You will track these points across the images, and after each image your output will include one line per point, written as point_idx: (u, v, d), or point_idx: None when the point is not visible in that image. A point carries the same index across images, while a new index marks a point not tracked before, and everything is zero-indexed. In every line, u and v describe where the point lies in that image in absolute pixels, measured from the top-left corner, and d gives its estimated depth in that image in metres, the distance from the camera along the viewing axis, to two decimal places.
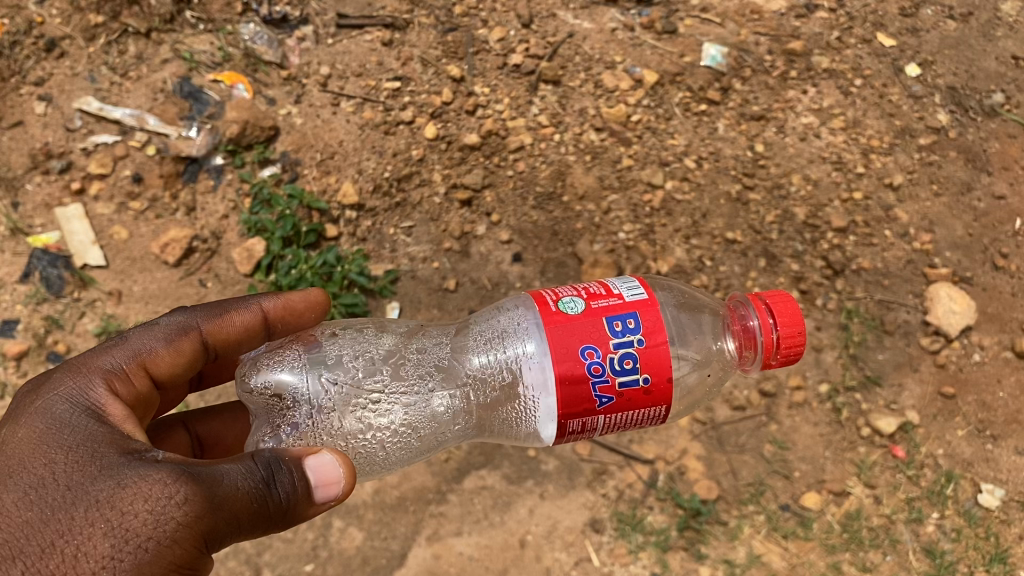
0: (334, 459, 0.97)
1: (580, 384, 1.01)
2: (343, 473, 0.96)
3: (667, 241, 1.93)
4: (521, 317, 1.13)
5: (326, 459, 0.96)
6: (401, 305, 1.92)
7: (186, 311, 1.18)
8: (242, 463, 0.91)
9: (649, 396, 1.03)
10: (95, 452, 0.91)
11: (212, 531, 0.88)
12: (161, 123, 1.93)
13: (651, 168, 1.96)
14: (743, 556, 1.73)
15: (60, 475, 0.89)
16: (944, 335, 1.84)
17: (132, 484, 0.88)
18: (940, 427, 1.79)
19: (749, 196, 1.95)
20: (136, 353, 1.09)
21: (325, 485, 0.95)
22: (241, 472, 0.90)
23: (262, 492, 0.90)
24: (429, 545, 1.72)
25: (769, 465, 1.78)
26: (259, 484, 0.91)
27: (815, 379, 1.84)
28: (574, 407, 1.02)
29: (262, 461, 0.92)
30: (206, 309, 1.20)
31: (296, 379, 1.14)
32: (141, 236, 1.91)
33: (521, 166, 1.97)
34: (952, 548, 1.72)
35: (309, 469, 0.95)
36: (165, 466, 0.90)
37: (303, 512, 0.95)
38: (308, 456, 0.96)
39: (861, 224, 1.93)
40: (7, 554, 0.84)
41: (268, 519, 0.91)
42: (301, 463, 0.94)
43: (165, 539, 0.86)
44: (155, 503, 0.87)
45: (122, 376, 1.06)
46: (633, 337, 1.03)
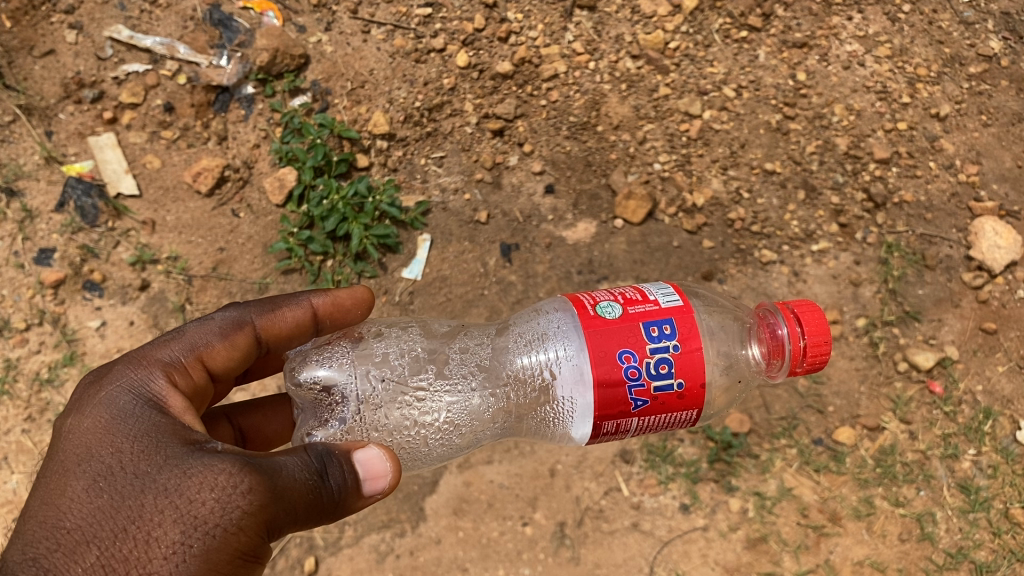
0: (380, 453, 0.98)
1: (617, 387, 1.00)
2: (389, 467, 0.97)
3: (704, 172, 1.91)
4: (558, 320, 1.12)
5: (373, 453, 0.97)
6: (432, 237, 1.90)
7: (241, 307, 1.20)
8: (298, 455, 0.92)
9: (682, 400, 1.02)
10: (159, 442, 0.92)
11: (272, 520, 0.88)
12: (191, 52, 1.91)
13: (689, 97, 1.92)
14: (774, 489, 1.68)
15: (126, 464, 0.90)
16: (987, 271, 1.79)
17: (197, 472, 0.89)
18: (980, 362, 1.75)
19: (790, 126, 1.90)
20: (193, 344, 1.11)
21: (375, 476, 0.97)
22: (299, 462, 0.91)
23: (317, 484, 0.91)
24: (460, 472, 1.69)
25: (802, 400, 1.74)
26: (316, 474, 0.92)
27: (852, 314, 1.81)
28: (610, 409, 1.01)
29: (316, 452, 0.94)
30: (261, 305, 1.22)
31: (345, 377, 1.16)
32: (174, 165, 1.92)
33: (555, 95, 1.94)
34: (988, 484, 1.66)
35: (358, 460, 0.96)
36: (227, 455, 0.91)
37: (352, 505, 0.95)
38: (356, 449, 0.97)
39: (904, 156, 1.87)
40: (81, 540, 0.86)
41: (324, 510, 0.92)
42: (350, 457, 0.96)
43: (228, 526, 0.86)
44: (220, 490, 0.87)
45: (182, 368, 1.07)
46: (670, 342, 1.02)
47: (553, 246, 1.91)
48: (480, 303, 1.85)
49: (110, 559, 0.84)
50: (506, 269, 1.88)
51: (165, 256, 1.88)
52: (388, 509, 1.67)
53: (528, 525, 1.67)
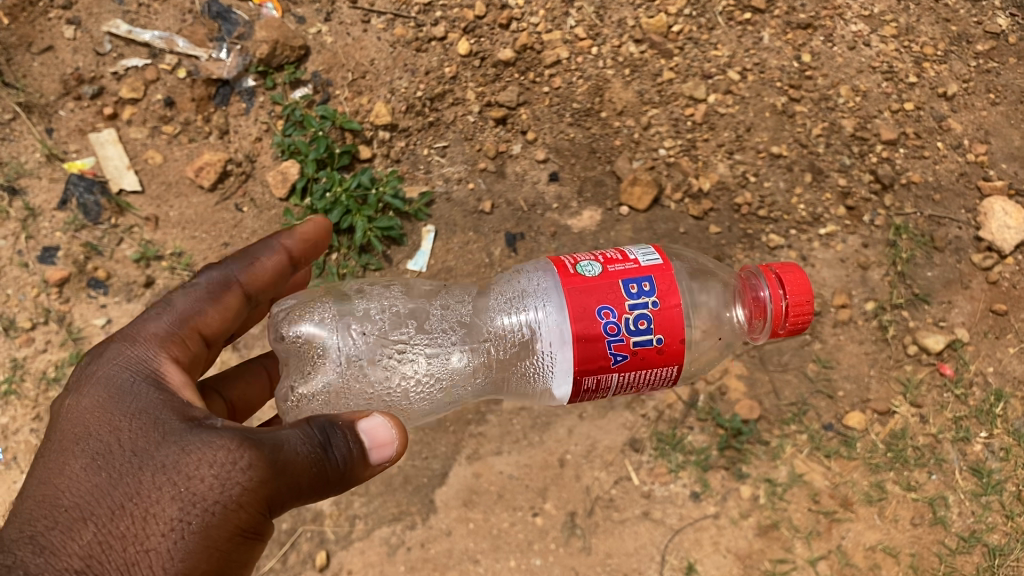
0: (384, 420, 0.98)
1: (597, 341, 1.04)
2: (395, 435, 0.97)
3: (710, 156, 1.90)
4: (540, 279, 1.17)
5: (376, 421, 0.97)
6: (436, 228, 1.90)
7: (222, 266, 1.19)
8: (300, 428, 0.94)
9: (662, 356, 1.06)
10: (157, 418, 0.95)
11: (272, 495, 0.90)
12: (190, 46, 1.90)
13: (693, 81, 1.90)
14: (784, 476, 1.67)
15: (127, 443, 0.94)
16: (997, 252, 1.78)
17: (196, 449, 0.91)
18: (991, 345, 1.73)
19: (796, 108, 1.87)
20: (185, 316, 1.13)
21: (380, 443, 0.96)
22: (299, 436, 0.93)
23: (319, 457, 0.92)
24: (469, 464, 1.68)
25: (813, 385, 1.72)
26: (317, 446, 0.93)
27: (860, 298, 1.79)
28: (590, 363, 1.05)
29: (318, 424, 0.95)
30: (242, 259, 1.21)
31: (328, 333, 1.24)
32: (176, 160, 1.91)
33: (558, 81, 1.92)
34: (1000, 467, 1.65)
35: (361, 430, 0.96)
36: (226, 432, 0.93)
37: (359, 476, 0.96)
38: (360, 418, 0.97)
39: (911, 136, 1.85)
40: (78, 516, 0.88)
41: (327, 482, 0.93)
42: (354, 426, 0.96)
43: (227, 501, 0.89)
44: (218, 466, 0.90)
45: (176, 343, 1.09)
46: (649, 298, 1.05)
47: (558, 234, 1.89)
48: None
49: (108, 535, 0.87)
50: (512, 259, 1.87)
51: (168, 252, 1.87)
52: (398, 502, 1.67)
53: (539, 515, 1.66)
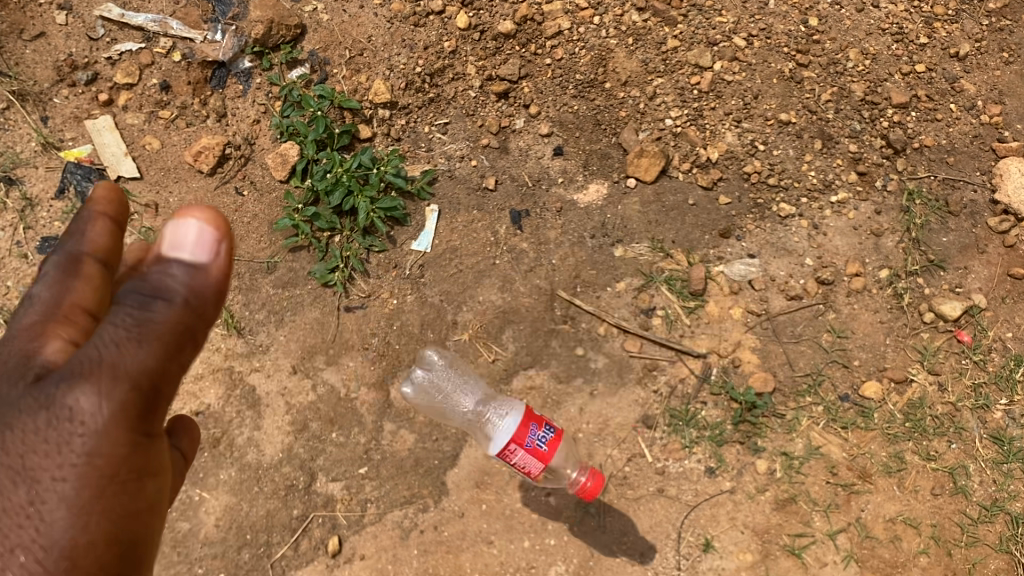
0: (182, 226, 0.94)
1: (526, 423, 1.44)
2: (198, 226, 0.94)
3: (717, 126, 1.85)
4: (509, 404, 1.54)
5: (179, 234, 0.94)
6: (440, 207, 1.84)
7: (60, 249, 1.04)
8: (108, 326, 0.89)
9: (544, 454, 1.45)
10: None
11: (127, 401, 0.86)
12: (184, 27, 1.89)
13: (697, 49, 1.87)
14: (801, 449, 1.62)
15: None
16: (1014, 215, 1.78)
17: (19, 427, 0.87)
18: (1009, 309, 1.72)
19: (803, 74, 1.86)
20: (56, 301, 1.00)
21: (194, 251, 0.94)
22: (112, 327, 0.88)
23: (144, 330, 0.89)
24: (481, 445, 1.66)
25: (827, 355, 1.68)
26: (133, 324, 0.89)
27: (875, 266, 1.75)
28: (516, 437, 1.42)
29: (128, 298, 0.91)
30: (72, 238, 1.03)
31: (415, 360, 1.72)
32: (173, 145, 1.87)
33: (560, 53, 1.91)
34: (1021, 434, 1.61)
35: (175, 266, 0.93)
36: (47, 387, 0.88)
37: (198, 305, 0.94)
38: (166, 252, 0.94)
39: (923, 99, 1.86)
40: None
41: (174, 333, 0.91)
42: (162, 268, 0.93)
43: (80, 454, 0.84)
44: (53, 425, 0.85)
45: (59, 323, 0.99)
46: (546, 436, 1.47)
47: (564, 210, 1.85)
48: (491, 273, 1.78)
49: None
50: (517, 237, 1.82)
51: None
52: (409, 485, 1.64)
53: (552, 495, 1.63)
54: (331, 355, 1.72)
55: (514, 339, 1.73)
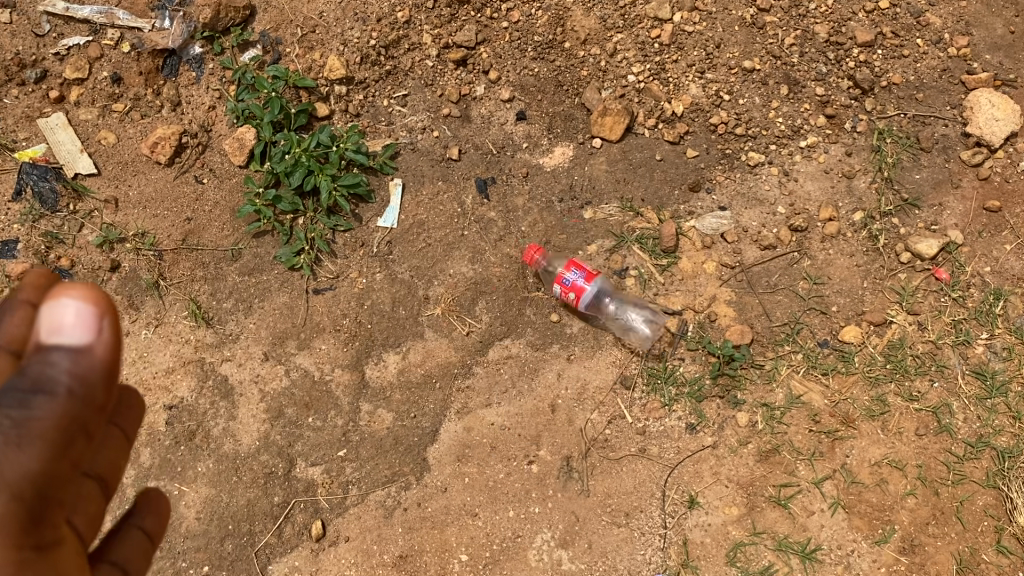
0: (64, 302, 0.89)
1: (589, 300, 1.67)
2: (77, 301, 0.89)
3: (680, 78, 1.82)
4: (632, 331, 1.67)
5: (59, 309, 0.89)
6: (404, 180, 1.81)
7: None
8: None
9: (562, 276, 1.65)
10: None
11: (6, 515, 0.83)
12: (131, 17, 1.83)
13: (656, 2, 1.83)
14: (782, 399, 1.60)
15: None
16: (986, 146, 1.74)
17: None
18: (986, 243, 1.69)
19: (765, 19, 1.81)
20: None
21: (74, 332, 0.88)
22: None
23: (22, 427, 0.84)
24: (459, 419, 1.64)
25: (804, 303, 1.66)
26: (12, 427, 0.84)
27: (848, 210, 1.73)
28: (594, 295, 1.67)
29: (5, 395, 0.85)
30: None
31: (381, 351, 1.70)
32: (130, 138, 1.83)
33: (516, 15, 1.86)
34: (1005, 367, 1.58)
35: (56, 354, 0.87)
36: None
37: (88, 393, 0.89)
38: (48, 334, 0.88)
39: (889, 36, 1.81)
40: None
41: (59, 428, 0.87)
42: (42, 349, 0.88)
43: None
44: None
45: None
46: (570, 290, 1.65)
47: (530, 175, 1.82)
48: (461, 244, 1.76)
49: None
50: (485, 206, 1.79)
51: (130, 233, 1.77)
52: (390, 463, 1.61)
53: (534, 463, 1.60)
54: (303, 339, 1.70)
55: (489, 310, 1.71)
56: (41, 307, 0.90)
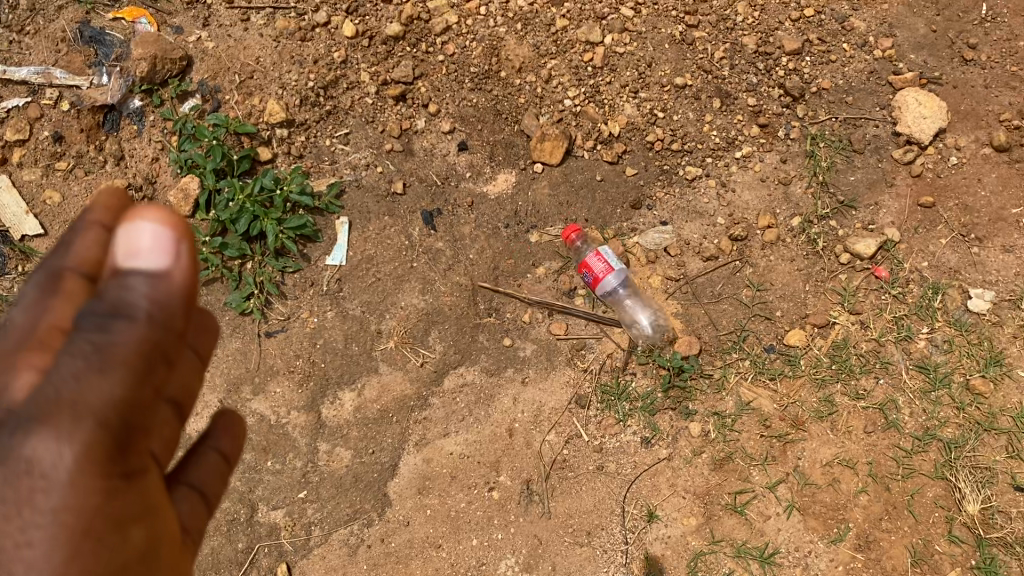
0: (142, 225, 0.84)
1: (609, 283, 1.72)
2: (155, 224, 0.84)
3: (615, 99, 1.85)
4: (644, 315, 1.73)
5: (138, 231, 0.84)
6: (350, 218, 1.81)
7: (42, 265, 0.90)
8: (70, 350, 0.78)
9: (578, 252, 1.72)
10: None
11: (91, 442, 0.76)
12: (69, 75, 1.84)
13: (587, 25, 1.85)
14: (732, 407, 1.65)
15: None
16: (917, 143, 1.78)
17: None
18: (922, 239, 1.73)
19: (694, 35, 1.85)
20: (31, 322, 0.86)
21: (150, 257, 0.82)
22: (69, 359, 0.77)
23: (106, 350, 0.78)
24: (418, 451, 1.68)
25: (748, 310, 1.72)
26: (92, 351, 0.77)
27: (786, 216, 1.77)
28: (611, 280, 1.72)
29: (85, 320, 0.79)
30: (58, 247, 0.89)
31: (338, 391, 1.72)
32: (75, 196, 1.84)
33: (451, 48, 1.88)
34: (945, 359, 1.64)
35: (135, 278, 0.81)
36: (3, 435, 0.76)
37: (172, 311, 0.83)
38: (123, 255, 0.83)
39: (816, 43, 1.84)
40: None
41: (141, 356, 0.80)
42: (123, 269, 0.82)
43: (46, 513, 0.74)
44: (11, 482, 0.74)
45: (34, 349, 0.84)
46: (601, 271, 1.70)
47: (475, 205, 1.85)
48: (412, 276, 1.78)
49: None
50: (432, 237, 1.81)
51: None
52: (352, 501, 1.65)
53: (494, 489, 1.65)
54: (257, 385, 1.71)
55: (441, 339, 1.73)
56: (118, 230, 0.85)
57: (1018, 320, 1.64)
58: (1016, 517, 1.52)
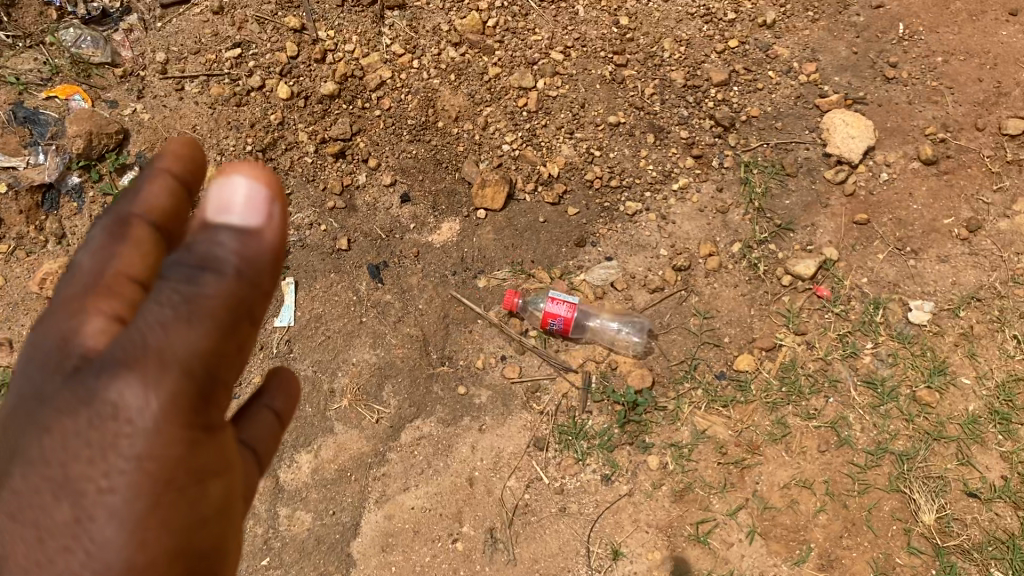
0: (237, 182, 0.88)
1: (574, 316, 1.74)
2: (249, 180, 0.89)
3: (552, 141, 1.88)
4: (624, 328, 1.75)
5: (230, 186, 0.88)
6: (296, 278, 1.83)
7: (109, 212, 0.94)
8: (158, 296, 0.80)
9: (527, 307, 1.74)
10: (47, 394, 0.82)
11: (175, 392, 0.77)
12: (6, 157, 1.84)
13: (519, 72, 1.91)
14: (688, 436, 1.66)
15: (17, 440, 0.83)
16: (847, 163, 1.82)
17: (65, 425, 0.78)
18: (860, 255, 1.77)
19: (624, 73, 1.90)
20: (99, 267, 0.89)
21: (242, 213, 0.87)
22: (156, 307, 0.79)
23: (194, 300, 0.80)
24: (379, 508, 1.67)
25: (697, 338, 1.73)
26: (180, 300, 0.79)
27: (726, 243, 1.80)
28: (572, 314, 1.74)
29: (173, 271, 0.82)
30: (126, 196, 0.94)
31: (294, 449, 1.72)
32: (17, 278, 1.83)
33: (387, 102, 1.90)
34: (892, 372, 1.67)
35: (222, 234, 0.85)
36: (90, 379, 0.78)
37: (258, 265, 0.86)
38: (214, 211, 0.87)
39: (742, 73, 1.91)
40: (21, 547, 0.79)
41: (227, 309, 0.82)
42: (210, 223, 0.86)
43: (128, 458, 0.75)
44: (96, 426, 0.76)
45: (102, 294, 0.87)
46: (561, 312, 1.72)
47: (421, 255, 1.85)
48: (362, 332, 1.78)
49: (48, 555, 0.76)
50: (380, 291, 1.81)
51: None
52: (315, 564, 1.65)
53: (458, 540, 1.64)
54: None
55: (396, 393, 1.74)
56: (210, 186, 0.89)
57: (957, 328, 1.69)
58: (971, 523, 1.57)
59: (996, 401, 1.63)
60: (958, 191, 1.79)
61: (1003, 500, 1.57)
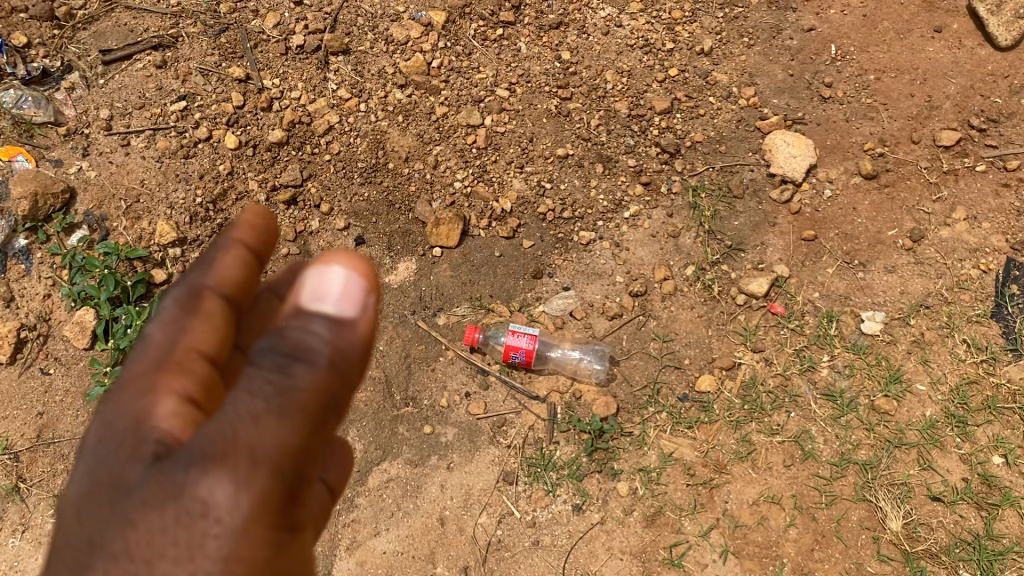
0: (337, 270, 0.81)
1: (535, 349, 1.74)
2: (349, 269, 0.81)
3: (503, 176, 1.89)
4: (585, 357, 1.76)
5: (329, 273, 0.81)
6: None
7: (179, 281, 0.92)
8: (248, 387, 0.72)
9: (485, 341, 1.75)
10: (121, 479, 0.76)
11: (264, 494, 0.70)
12: None
13: (466, 110, 1.94)
14: (656, 460, 1.67)
15: (92, 534, 0.75)
16: (792, 182, 1.86)
17: (144, 520, 0.71)
18: (810, 271, 1.81)
19: (569, 106, 1.95)
20: (170, 342, 0.86)
21: (339, 303, 0.79)
22: (247, 397, 0.72)
23: (285, 394, 0.73)
24: (350, 555, 1.65)
25: (658, 362, 1.75)
26: (273, 393, 0.72)
27: (680, 266, 1.82)
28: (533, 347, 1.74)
29: (264, 358, 0.75)
30: (198, 265, 0.92)
31: None
32: None
33: (336, 146, 1.91)
34: (849, 384, 1.70)
35: (316, 322, 0.78)
36: (176, 471, 0.71)
37: (348, 362, 0.78)
38: (310, 297, 0.80)
39: (684, 99, 1.95)
40: None
41: (319, 405, 0.75)
42: (303, 311, 0.79)
43: (216, 560, 0.69)
44: (183, 523, 0.69)
45: (173, 372, 0.84)
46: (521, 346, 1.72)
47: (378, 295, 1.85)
48: None
49: None
50: None
51: None
52: None
53: None
54: None
55: (361, 437, 1.73)
56: (308, 269, 0.82)
57: (909, 336, 1.73)
58: (936, 527, 1.59)
59: (951, 405, 1.67)
60: (900, 204, 1.85)
61: (965, 502, 1.60)
